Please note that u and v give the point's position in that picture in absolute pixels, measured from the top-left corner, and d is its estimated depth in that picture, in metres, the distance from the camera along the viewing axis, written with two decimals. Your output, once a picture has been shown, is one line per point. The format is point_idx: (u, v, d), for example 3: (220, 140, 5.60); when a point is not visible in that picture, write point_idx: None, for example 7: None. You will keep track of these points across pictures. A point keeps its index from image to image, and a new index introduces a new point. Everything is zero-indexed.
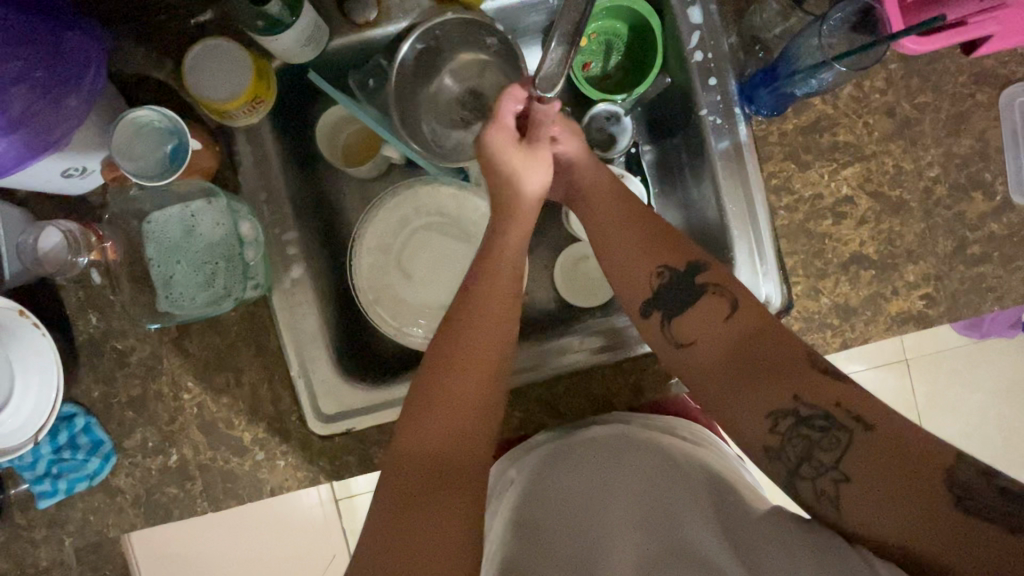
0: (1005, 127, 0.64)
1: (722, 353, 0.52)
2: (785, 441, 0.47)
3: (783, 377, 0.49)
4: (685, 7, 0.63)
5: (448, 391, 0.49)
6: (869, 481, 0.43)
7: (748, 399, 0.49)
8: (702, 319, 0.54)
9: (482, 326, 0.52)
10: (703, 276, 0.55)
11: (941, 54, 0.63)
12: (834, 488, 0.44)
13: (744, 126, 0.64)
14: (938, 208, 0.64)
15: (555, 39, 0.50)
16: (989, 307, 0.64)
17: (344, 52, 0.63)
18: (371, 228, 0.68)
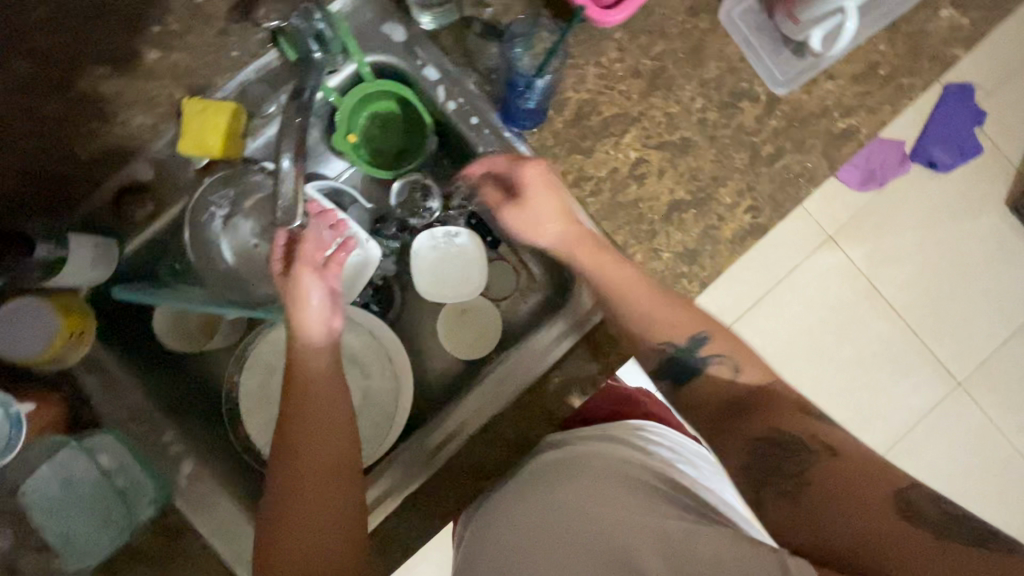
0: (736, 38, 0.69)
1: (718, 412, 0.56)
2: (757, 458, 0.50)
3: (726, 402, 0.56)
4: (419, 71, 0.67)
5: (298, 491, 0.54)
6: (832, 487, 0.46)
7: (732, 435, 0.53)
8: (701, 394, 0.58)
9: (316, 422, 0.57)
10: (710, 347, 0.60)
11: (652, 5, 0.68)
12: (804, 480, 0.47)
13: (521, 144, 0.67)
14: (720, 130, 0.68)
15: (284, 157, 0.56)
16: (806, 191, 0.68)
17: (144, 250, 0.66)
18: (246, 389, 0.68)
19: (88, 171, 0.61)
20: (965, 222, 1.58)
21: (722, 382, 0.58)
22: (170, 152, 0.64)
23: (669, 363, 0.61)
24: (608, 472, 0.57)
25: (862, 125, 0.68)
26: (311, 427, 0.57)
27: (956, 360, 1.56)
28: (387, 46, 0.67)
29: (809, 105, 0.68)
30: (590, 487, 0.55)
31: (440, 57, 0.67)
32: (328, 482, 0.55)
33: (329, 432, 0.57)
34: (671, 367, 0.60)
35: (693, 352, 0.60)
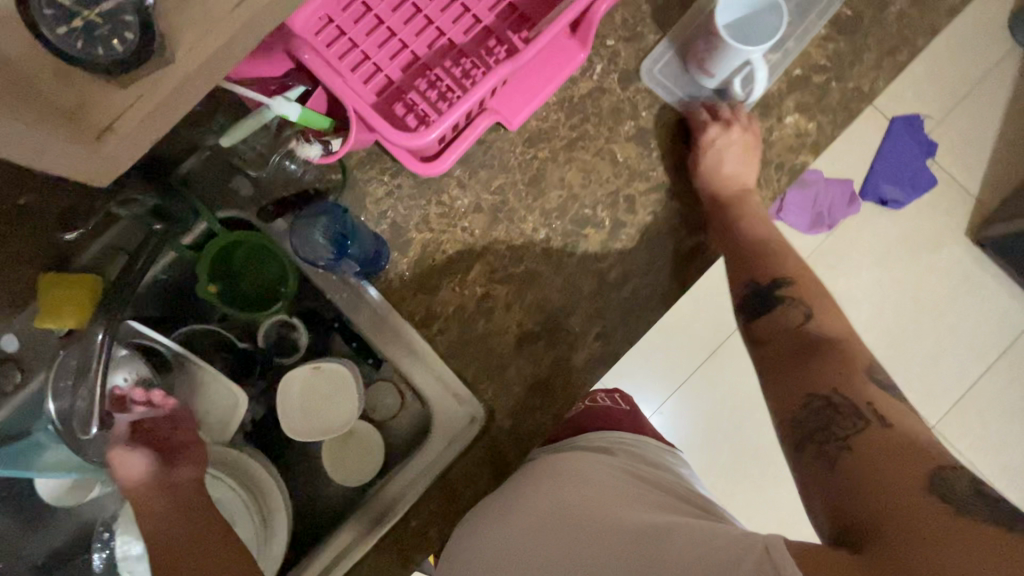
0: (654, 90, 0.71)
1: (798, 346, 0.58)
2: (812, 412, 0.52)
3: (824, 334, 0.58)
4: (269, 225, 0.70)
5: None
6: (872, 459, 0.45)
7: (813, 373, 0.54)
8: (779, 325, 0.61)
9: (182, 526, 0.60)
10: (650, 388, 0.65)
11: (489, 140, 0.69)
12: (836, 452, 0.47)
13: (369, 287, 0.67)
14: (565, 259, 0.68)
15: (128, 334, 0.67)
16: (656, 314, 0.68)
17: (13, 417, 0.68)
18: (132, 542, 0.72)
19: None
20: (935, 253, 1.48)
21: (799, 323, 0.60)
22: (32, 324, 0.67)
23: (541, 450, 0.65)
24: (579, 477, 0.54)
25: (709, 243, 0.68)
26: (155, 519, 0.60)
27: (926, 403, 1.46)
28: (236, 203, 0.70)
29: (654, 226, 0.69)
30: (561, 499, 0.51)
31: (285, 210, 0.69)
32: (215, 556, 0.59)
33: (178, 525, 0.60)
34: (756, 298, 0.65)
35: (769, 302, 0.64)
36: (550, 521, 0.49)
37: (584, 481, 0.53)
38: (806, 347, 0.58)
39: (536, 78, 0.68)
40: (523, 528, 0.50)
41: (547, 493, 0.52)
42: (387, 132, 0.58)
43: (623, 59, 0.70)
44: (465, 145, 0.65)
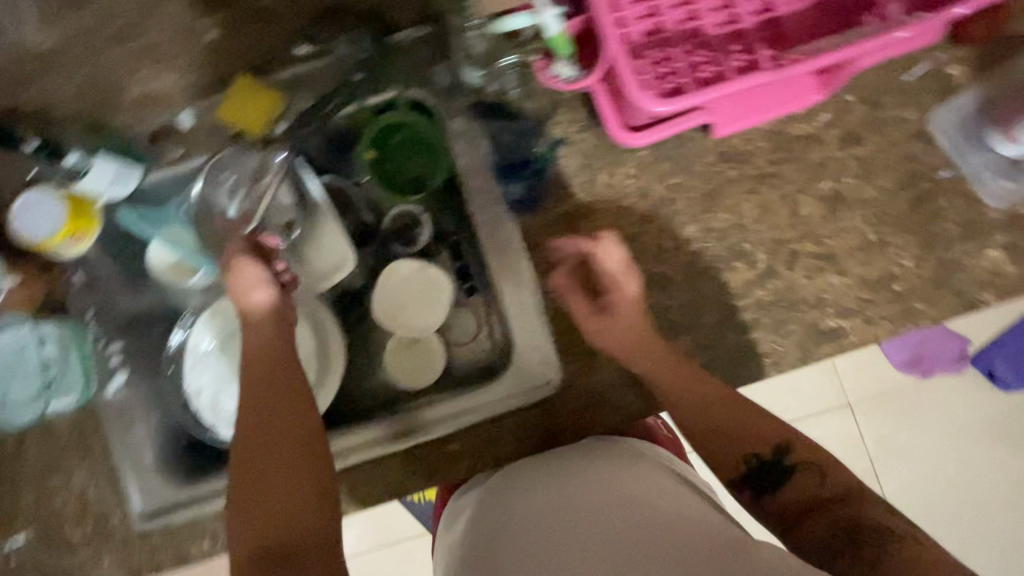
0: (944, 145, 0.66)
1: (810, 499, 0.56)
2: (828, 535, 0.53)
3: (752, 432, 0.60)
4: (447, 120, 0.70)
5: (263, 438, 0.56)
6: (943, 572, 0.48)
7: (718, 467, 0.61)
8: (795, 489, 0.57)
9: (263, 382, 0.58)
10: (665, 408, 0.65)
11: (685, 138, 0.67)
12: (871, 556, 0.49)
13: (512, 219, 0.68)
14: (704, 280, 0.66)
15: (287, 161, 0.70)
16: (766, 372, 0.65)
17: (159, 185, 0.73)
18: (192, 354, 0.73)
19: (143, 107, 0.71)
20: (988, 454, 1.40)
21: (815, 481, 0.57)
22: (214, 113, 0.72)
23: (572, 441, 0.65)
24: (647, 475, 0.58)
25: (851, 332, 0.65)
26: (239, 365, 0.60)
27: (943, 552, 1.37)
28: (426, 87, 0.71)
29: (804, 289, 0.65)
30: (630, 492, 0.54)
31: (470, 114, 0.70)
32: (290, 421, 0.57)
33: (259, 367, 0.59)
34: (756, 475, 0.59)
35: None
36: (614, 503, 0.53)
37: (649, 481, 0.57)
38: (812, 499, 0.56)
39: (765, 101, 0.64)
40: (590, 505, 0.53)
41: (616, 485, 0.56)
42: (626, 81, 0.57)
43: (851, 120, 0.66)
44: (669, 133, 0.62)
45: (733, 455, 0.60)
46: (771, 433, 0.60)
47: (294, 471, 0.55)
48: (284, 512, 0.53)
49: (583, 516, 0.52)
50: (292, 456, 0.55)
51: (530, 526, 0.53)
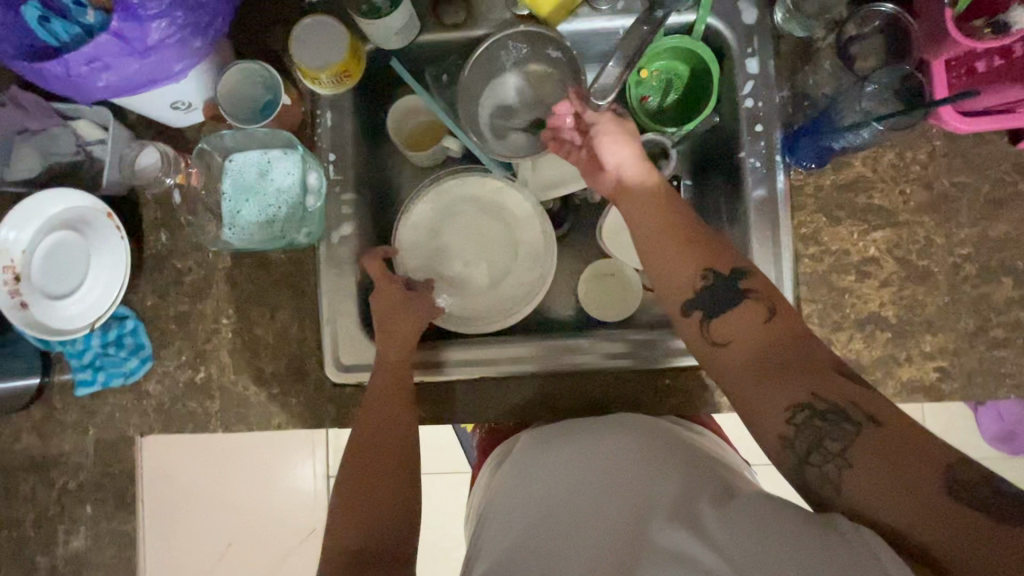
0: None
1: (759, 362, 0.50)
2: (800, 430, 0.46)
3: (799, 380, 0.48)
4: (743, 57, 0.67)
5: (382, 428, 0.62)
6: (875, 475, 0.41)
7: (772, 389, 0.48)
8: (745, 326, 0.53)
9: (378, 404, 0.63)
10: (743, 284, 0.54)
11: (988, 139, 0.65)
12: (839, 476, 0.44)
13: (783, 174, 0.67)
14: (966, 286, 0.64)
15: (617, 59, 0.62)
16: (1005, 393, 0.63)
17: (429, 47, 0.70)
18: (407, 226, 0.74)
19: None
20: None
21: (758, 324, 0.52)
22: None
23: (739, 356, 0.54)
24: (676, 460, 0.52)
25: None
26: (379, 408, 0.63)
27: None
28: (731, 18, 0.67)
29: None
30: (643, 477, 0.50)
31: (768, 57, 0.67)
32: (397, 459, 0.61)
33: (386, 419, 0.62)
34: (703, 298, 0.55)
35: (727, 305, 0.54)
36: (624, 491, 0.49)
37: (688, 469, 0.51)
38: (781, 369, 0.49)
39: None
40: (587, 489, 0.51)
41: (635, 465, 0.52)
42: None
43: None
44: (996, 127, 0.60)
45: (743, 313, 0.53)
46: (774, 357, 0.50)
47: (390, 425, 0.62)
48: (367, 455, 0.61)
49: (607, 499, 0.50)
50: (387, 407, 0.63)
51: (543, 487, 0.53)
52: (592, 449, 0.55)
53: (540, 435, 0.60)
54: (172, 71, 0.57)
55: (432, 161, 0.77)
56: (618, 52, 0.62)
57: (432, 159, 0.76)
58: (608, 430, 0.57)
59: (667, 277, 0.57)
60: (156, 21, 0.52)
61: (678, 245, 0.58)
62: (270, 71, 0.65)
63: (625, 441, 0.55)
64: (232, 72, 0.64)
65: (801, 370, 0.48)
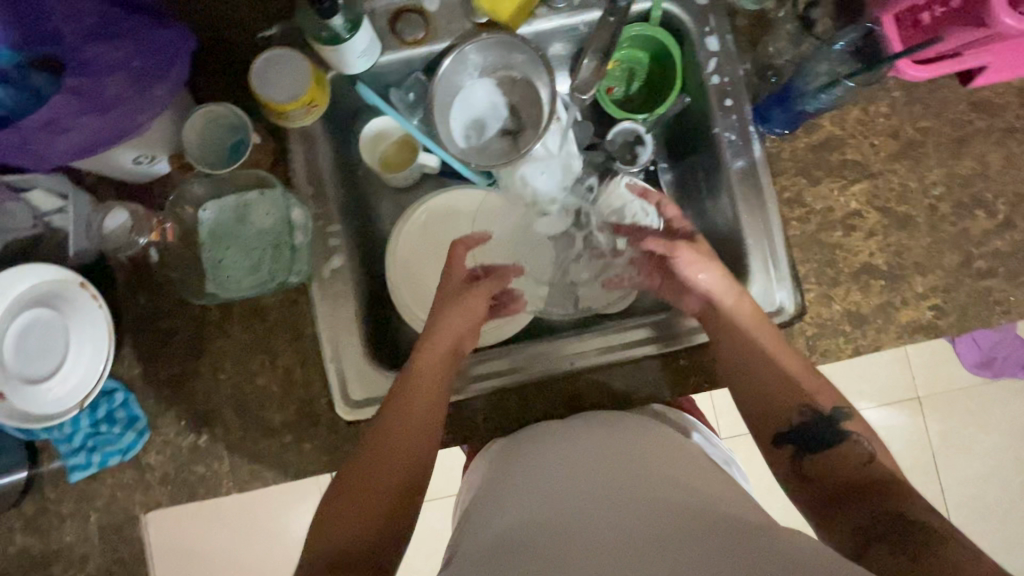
0: None
1: (855, 485, 0.54)
2: (879, 524, 0.48)
3: (903, 500, 0.50)
4: (702, 36, 0.69)
5: (398, 432, 0.56)
6: (945, 572, 0.41)
7: (856, 509, 0.51)
8: (846, 463, 0.56)
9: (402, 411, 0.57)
10: (846, 424, 0.58)
11: (941, 83, 0.68)
12: (914, 557, 0.44)
13: (758, 143, 0.68)
14: (944, 224, 0.67)
15: (590, 53, 0.67)
16: (998, 320, 0.66)
17: (393, 66, 0.69)
18: (395, 262, 0.73)
19: None
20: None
21: (858, 462, 0.56)
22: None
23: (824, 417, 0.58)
24: (696, 478, 0.53)
25: None
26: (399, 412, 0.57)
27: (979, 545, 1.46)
28: (685, 1, 0.69)
29: None
30: (667, 483, 0.51)
31: (727, 32, 0.69)
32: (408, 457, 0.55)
33: (407, 422, 0.57)
34: (806, 435, 0.59)
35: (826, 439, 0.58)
36: (643, 485, 0.50)
37: (706, 485, 0.52)
38: (865, 487, 0.53)
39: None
40: (608, 474, 0.52)
41: (659, 470, 0.53)
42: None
43: None
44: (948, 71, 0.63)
45: (839, 453, 0.57)
46: (887, 482, 0.53)
47: (412, 450, 0.56)
48: (364, 473, 0.54)
49: (642, 492, 0.49)
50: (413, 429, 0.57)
51: (581, 488, 0.51)
52: (617, 443, 0.56)
53: (563, 428, 0.60)
54: (136, 123, 0.53)
55: (410, 180, 0.77)
56: (591, 52, 0.67)
57: (411, 176, 0.76)
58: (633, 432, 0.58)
59: (768, 403, 0.61)
60: (113, 74, 0.50)
61: (765, 356, 0.62)
62: (240, 111, 0.62)
63: (649, 447, 0.56)
64: (194, 118, 0.61)
65: (900, 497, 0.50)
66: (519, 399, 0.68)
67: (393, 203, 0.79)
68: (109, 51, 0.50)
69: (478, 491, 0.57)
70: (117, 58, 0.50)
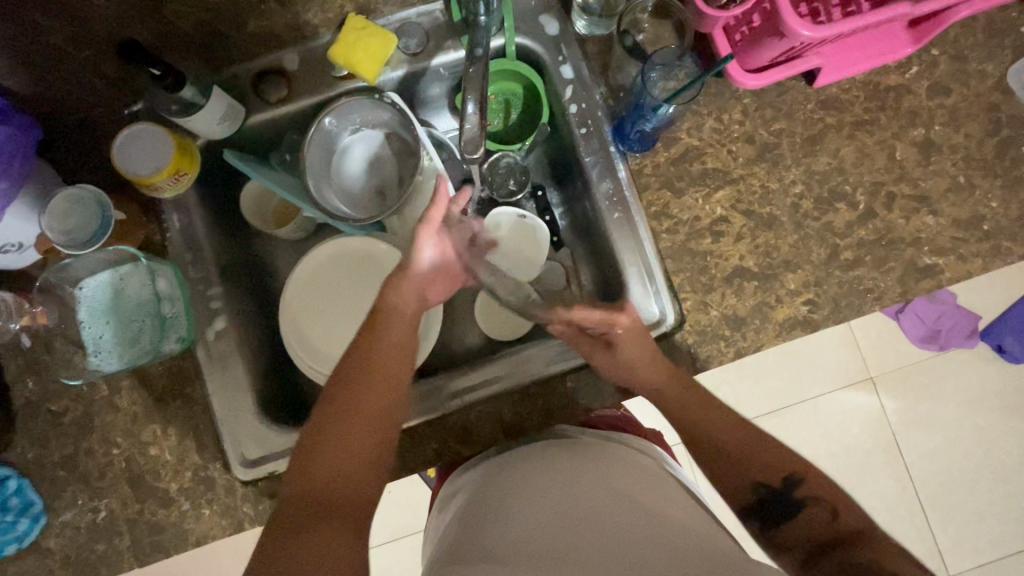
0: (1010, 105, 0.71)
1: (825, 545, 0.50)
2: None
3: (875, 544, 0.48)
4: (556, 65, 0.71)
5: (359, 405, 0.56)
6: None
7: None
8: (808, 526, 0.53)
9: (365, 380, 0.57)
10: (799, 490, 0.55)
11: (788, 86, 0.71)
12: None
13: (621, 162, 0.70)
14: (809, 220, 0.69)
15: (470, 103, 0.59)
16: (871, 308, 0.68)
17: (262, 127, 0.71)
18: (290, 297, 0.73)
19: (251, 44, 0.68)
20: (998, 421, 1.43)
21: (824, 522, 0.52)
22: (321, 53, 0.70)
23: (774, 497, 0.56)
24: (666, 496, 0.55)
25: (947, 268, 0.68)
26: (348, 378, 0.58)
27: (942, 528, 1.41)
28: (536, 34, 0.71)
29: (901, 230, 0.69)
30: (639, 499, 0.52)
31: (579, 59, 0.71)
32: (367, 431, 0.55)
33: (371, 389, 0.57)
34: (761, 508, 0.56)
35: (785, 505, 0.55)
36: (621, 503, 0.51)
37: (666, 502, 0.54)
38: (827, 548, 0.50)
39: (855, 52, 0.69)
40: (590, 489, 0.53)
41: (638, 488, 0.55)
42: (781, 5, 0.58)
43: (939, 71, 0.71)
44: (781, 76, 0.67)
45: (806, 518, 0.53)
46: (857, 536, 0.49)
47: (370, 459, 0.54)
48: (329, 457, 0.53)
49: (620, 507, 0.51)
50: (370, 426, 0.55)
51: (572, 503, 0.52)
52: (590, 463, 0.58)
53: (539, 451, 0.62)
54: None
55: (299, 233, 0.77)
56: (470, 98, 0.59)
57: (301, 229, 0.77)
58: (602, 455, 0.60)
59: (769, 456, 0.57)
60: None
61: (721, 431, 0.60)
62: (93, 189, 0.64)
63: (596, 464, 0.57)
64: (54, 202, 0.63)
65: (880, 544, 0.48)
66: (422, 422, 0.68)
67: (285, 255, 0.78)
68: None
69: (455, 518, 0.57)
70: None
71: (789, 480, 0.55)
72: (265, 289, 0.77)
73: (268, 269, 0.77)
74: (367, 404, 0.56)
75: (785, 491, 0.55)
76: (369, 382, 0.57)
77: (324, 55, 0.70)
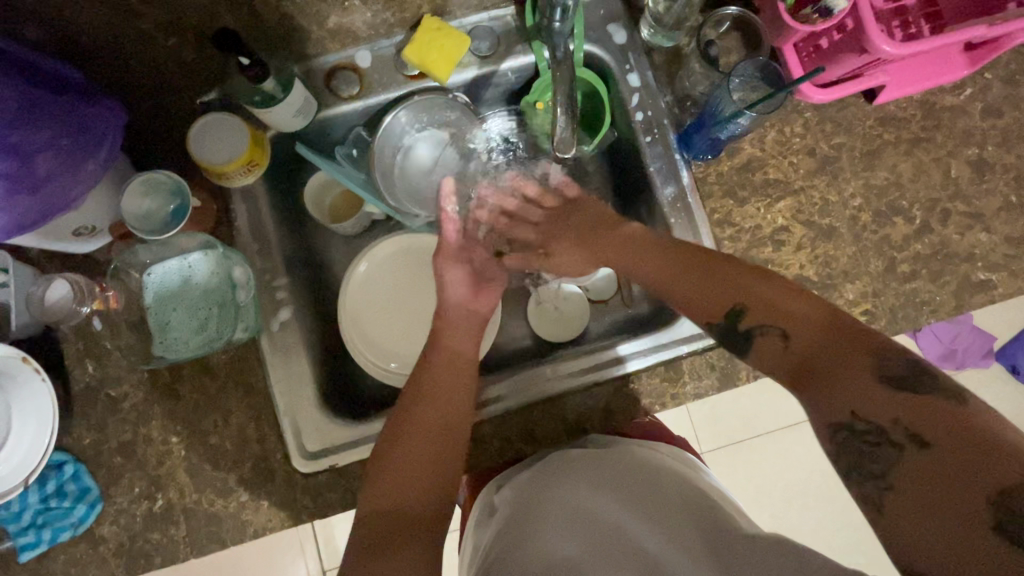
0: None
1: (801, 364, 0.49)
2: (841, 448, 0.44)
3: (849, 389, 0.44)
4: (624, 73, 0.73)
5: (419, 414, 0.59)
6: (909, 503, 0.38)
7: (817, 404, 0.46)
8: (770, 356, 0.52)
9: (445, 382, 0.62)
10: (747, 321, 0.54)
11: (849, 103, 0.73)
12: (865, 490, 0.42)
13: (685, 170, 0.72)
14: (866, 232, 0.71)
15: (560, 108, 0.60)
16: (926, 320, 0.69)
17: (333, 120, 0.72)
18: (352, 290, 0.73)
19: (328, 39, 0.69)
20: None
21: (778, 346, 0.52)
22: (393, 52, 0.71)
23: (728, 330, 0.56)
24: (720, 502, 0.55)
25: (1000, 284, 0.70)
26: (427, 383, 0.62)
27: None
28: (604, 41, 0.73)
29: (956, 245, 0.70)
30: (692, 510, 0.52)
31: (645, 67, 0.73)
32: (437, 436, 0.58)
33: (453, 392, 0.61)
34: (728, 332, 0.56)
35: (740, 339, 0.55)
36: (671, 514, 0.52)
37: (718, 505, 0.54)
38: (801, 369, 0.49)
39: (916, 72, 0.71)
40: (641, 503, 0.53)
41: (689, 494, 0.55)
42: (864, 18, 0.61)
43: (993, 94, 0.73)
44: (845, 93, 0.69)
45: (761, 346, 0.53)
46: (819, 358, 0.48)
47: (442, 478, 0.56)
48: (400, 463, 0.56)
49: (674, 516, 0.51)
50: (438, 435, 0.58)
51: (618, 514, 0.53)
52: (640, 472, 0.58)
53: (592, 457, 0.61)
54: (69, 199, 0.56)
55: (359, 228, 0.78)
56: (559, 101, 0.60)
57: (360, 224, 0.77)
58: (657, 464, 0.59)
59: (708, 296, 0.58)
60: (44, 153, 0.52)
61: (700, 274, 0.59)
62: (176, 177, 0.64)
63: (638, 475, 0.57)
64: (132, 187, 0.63)
65: (850, 369, 0.45)
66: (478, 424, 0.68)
67: (343, 250, 0.79)
68: (38, 131, 0.51)
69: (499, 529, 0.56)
70: (46, 138, 0.52)
71: (732, 312, 0.55)
72: (324, 284, 0.77)
73: (327, 264, 0.78)
74: (440, 408, 0.59)
75: (733, 326, 0.55)
76: (440, 392, 0.61)
77: (396, 54, 0.71)
